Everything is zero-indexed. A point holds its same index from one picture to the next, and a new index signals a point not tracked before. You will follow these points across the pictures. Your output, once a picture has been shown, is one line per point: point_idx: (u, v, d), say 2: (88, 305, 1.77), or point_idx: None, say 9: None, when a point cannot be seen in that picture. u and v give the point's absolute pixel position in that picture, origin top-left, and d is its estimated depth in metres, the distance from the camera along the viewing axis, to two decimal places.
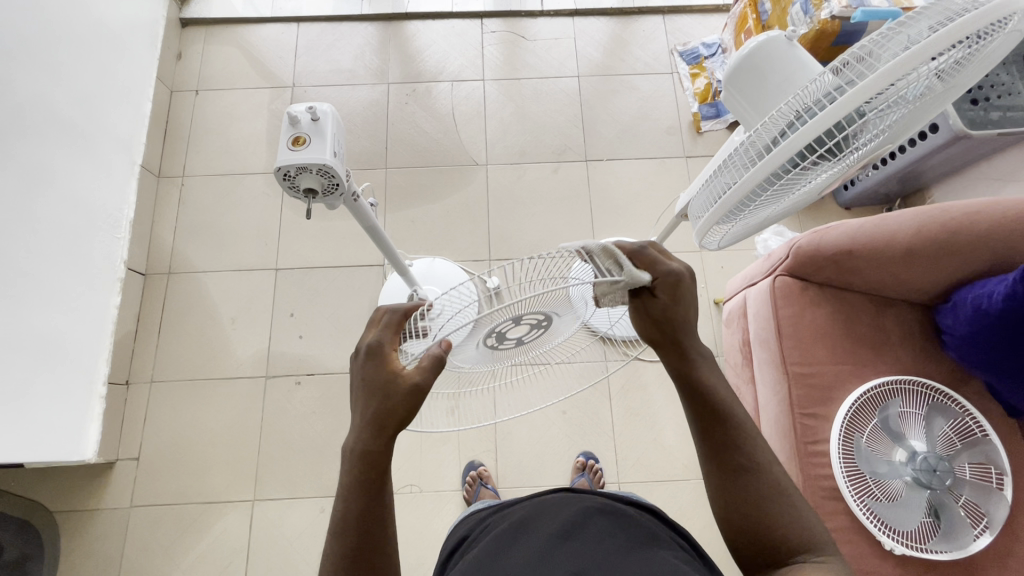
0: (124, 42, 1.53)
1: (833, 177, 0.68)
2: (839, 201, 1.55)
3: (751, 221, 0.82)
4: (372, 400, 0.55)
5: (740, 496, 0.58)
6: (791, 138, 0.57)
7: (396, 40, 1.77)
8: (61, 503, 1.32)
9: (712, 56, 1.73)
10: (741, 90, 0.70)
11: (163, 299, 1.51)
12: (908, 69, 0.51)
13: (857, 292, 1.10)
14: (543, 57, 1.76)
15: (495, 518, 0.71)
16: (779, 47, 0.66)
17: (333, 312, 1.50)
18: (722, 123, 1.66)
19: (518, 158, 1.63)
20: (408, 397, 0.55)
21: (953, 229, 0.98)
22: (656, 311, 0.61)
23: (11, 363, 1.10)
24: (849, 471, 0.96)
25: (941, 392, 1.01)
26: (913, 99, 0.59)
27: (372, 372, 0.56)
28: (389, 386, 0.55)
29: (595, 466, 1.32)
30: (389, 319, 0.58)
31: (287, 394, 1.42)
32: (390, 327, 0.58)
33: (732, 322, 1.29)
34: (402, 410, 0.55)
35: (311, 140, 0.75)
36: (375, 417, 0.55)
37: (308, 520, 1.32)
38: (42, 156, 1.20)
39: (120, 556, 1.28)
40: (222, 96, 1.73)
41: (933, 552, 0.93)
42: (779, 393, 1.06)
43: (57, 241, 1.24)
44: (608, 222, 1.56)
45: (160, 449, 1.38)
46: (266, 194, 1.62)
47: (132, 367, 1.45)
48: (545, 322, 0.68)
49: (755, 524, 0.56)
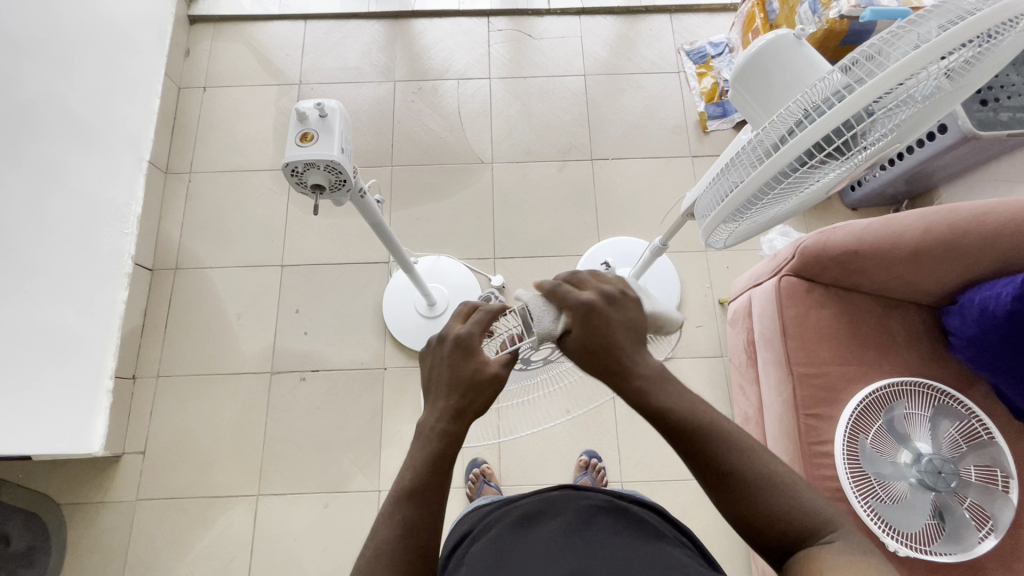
0: (133, 39, 1.54)
1: (840, 177, 0.68)
2: (846, 201, 1.55)
3: (758, 221, 0.82)
4: (454, 393, 0.55)
5: (741, 501, 0.54)
6: (799, 137, 0.57)
7: (403, 38, 1.78)
8: (68, 495, 1.34)
9: (719, 55, 1.72)
10: (748, 89, 0.70)
11: (170, 294, 1.52)
12: (917, 68, 0.51)
13: (863, 293, 1.09)
14: (550, 56, 1.76)
15: (498, 514, 0.71)
16: (787, 46, 0.66)
17: (338, 308, 1.51)
18: (728, 122, 1.65)
19: (524, 156, 1.63)
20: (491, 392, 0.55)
21: (961, 230, 0.97)
22: (578, 348, 0.55)
23: (20, 356, 1.12)
24: (854, 473, 0.95)
25: (946, 394, 1.01)
26: (922, 99, 0.59)
27: (458, 363, 0.56)
28: (477, 378, 0.54)
29: (598, 464, 1.32)
30: (479, 316, 0.57)
31: (292, 390, 1.43)
32: (477, 322, 0.57)
33: (736, 322, 1.29)
34: (485, 399, 0.55)
35: (319, 136, 0.75)
36: (461, 403, 0.55)
37: (312, 515, 1.32)
38: (52, 151, 1.22)
39: (126, 548, 1.30)
40: (230, 93, 1.74)
41: (937, 554, 0.92)
42: (783, 393, 1.06)
43: (66, 236, 1.25)
44: (613, 221, 1.56)
45: (166, 443, 1.39)
46: (272, 191, 1.63)
47: (139, 361, 1.46)
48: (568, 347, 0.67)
49: (763, 527, 0.54)
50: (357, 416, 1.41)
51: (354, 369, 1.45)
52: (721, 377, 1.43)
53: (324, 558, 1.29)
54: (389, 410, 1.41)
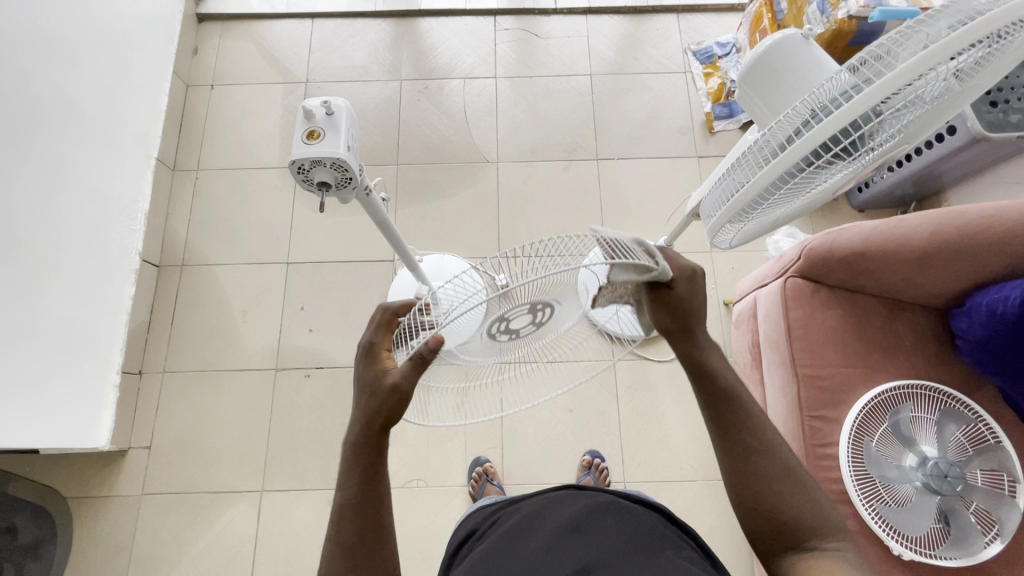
0: (142, 37, 1.55)
1: (847, 178, 0.67)
2: (853, 203, 1.54)
3: (764, 221, 0.82)
4: (362, 402, 0.59)
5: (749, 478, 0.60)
6: (806, 137, 0.57)
7: (410, 37, 1.78)
8: (74, 489, 1.35)
9: (726, 55, 1.71)
10: (756, 88, 0.69)
11: (176, 291, 1.53)
12: (926, 68, 0.50)
13: (870, 295, 1.09)
14: (556, 55, 1.76)
15: (504, 512, 0.71)
16: (794, 45, 0.66)
17: (343, 306, 1.51)
18: (735, 122, 1.65)
19: (529, 156, 1.63)
20: (389, 399, 0.57)
21: (969, 232, 0.96)
22: (674, 301, 0.59)
23: (27, 350, 1.13)
24: (859, 476, 0.95)
25: (953, 397, 1.00)
26: (931, 99, 0.58)
27: (363, 369, 0.60)
28: (375, 384, 0.58)
29: (601, 464, 1.32)
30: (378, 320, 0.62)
31: (296, 386, 1.44)
32: (385, 329, 0.62)
33: (741, 323, 1.29)
34: (388, 406, 0.58)
35: (326, 134, 0.75)
36: (368, 412, 0.58)
37: (315, 512, 1.33)
38: (62, 147, 1.23)
39: (131, 542, 1.31)
40: (237, 91, 1.75)
41: (942, 558, 0.92)
42: (788, 395, 1.05)
43: (74, 232, 1.26)
44: (618, 221, 1.55)
45: (171, 438, 1.40)
46: (279, 189, 1.64)
47: (145, 356, 1.47)
48: (546, 315, 0.69)
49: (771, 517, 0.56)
50: None
51: None
52: None
53: None
54: None
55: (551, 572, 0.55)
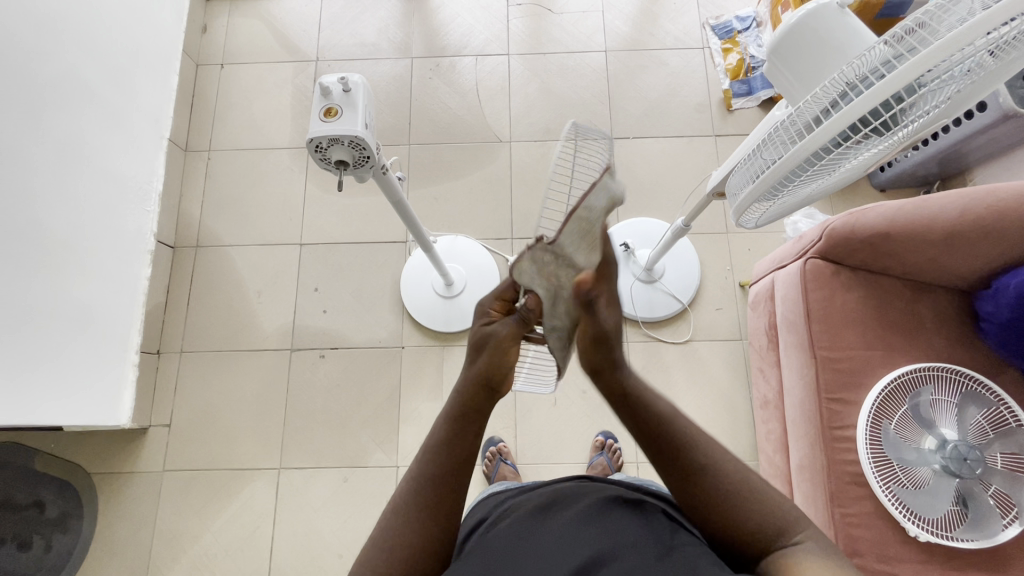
0: (150, 15, 1.54)
1: (879, 156, 0.65)
2: (874, 182, 1.50)
3: (671, 226, 1.29)
4: (476, 365, 0.66)
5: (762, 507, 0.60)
6: (843, 112, 0.55)
7: (420, 13, 1.74)
8: (96, 465, 1.38)
9: (746, 30, 1.66)
10: (787, 61, 0.66)
11: (192, 272, 1.54)
12: (974, 37, 0.48)
13: (892, 277, 1.07)
14: (569, 31, 1.72)
15: (514, 502, 0.72)
16: (829, 16, 0.62)
17: (356, 287, 1.52)
18: (754, 100, 1.61)
19: (542, 136, 1.61)
20: (494, 353, 0.66)
21: (1000, 211, 0.93)
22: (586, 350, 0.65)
23: (50, 331, 1.16)
24: (875, 457, 0.95)
25: (974, 379, 0.99)
26: (975, 72, 0.55)
27: (480, 334, 0.67)
28: (482, 342, 0.67)
29: (614, 445, 1.34)
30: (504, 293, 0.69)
31: (311, 366, 1.45)
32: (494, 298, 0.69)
33: (758, 305, 1.27)
34: (487, 367, 0.65)
35: (343, 111, 0.74)
36: (481, 371, 0.65)
37: (331, 489, 1.35)
38: (74, 126, 1.23)
39: (155, 516, 1.34)
40: (247, 69, 1.73)
41: (959, 540, 0.91)
42: (805, 376, 1.05)
43: (91, 213, 1.27)
44: (634, 201, 1.55)
45: (190, 417, 1.42)
46: (290, 168, 1.63)
47: (163, 337, 1.48)
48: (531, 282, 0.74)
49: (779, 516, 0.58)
50: (376, 393, 1.43)
51: (372, 348, 1.46)
52: (741, 361, 1.42)
53: (344, 530, 1.32)
54: (407, 388, 1.42)
55: (560, 564, 0.55)
